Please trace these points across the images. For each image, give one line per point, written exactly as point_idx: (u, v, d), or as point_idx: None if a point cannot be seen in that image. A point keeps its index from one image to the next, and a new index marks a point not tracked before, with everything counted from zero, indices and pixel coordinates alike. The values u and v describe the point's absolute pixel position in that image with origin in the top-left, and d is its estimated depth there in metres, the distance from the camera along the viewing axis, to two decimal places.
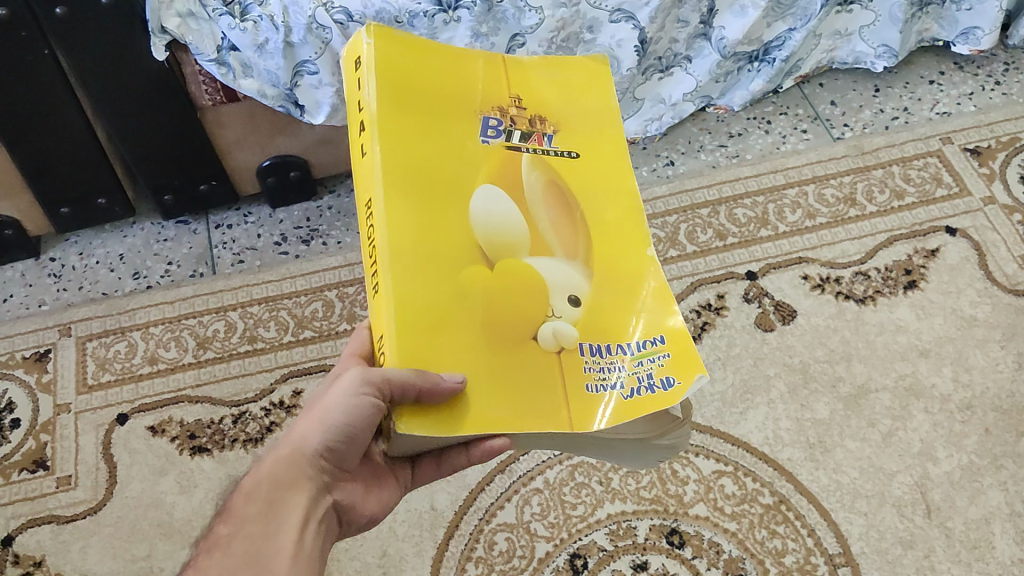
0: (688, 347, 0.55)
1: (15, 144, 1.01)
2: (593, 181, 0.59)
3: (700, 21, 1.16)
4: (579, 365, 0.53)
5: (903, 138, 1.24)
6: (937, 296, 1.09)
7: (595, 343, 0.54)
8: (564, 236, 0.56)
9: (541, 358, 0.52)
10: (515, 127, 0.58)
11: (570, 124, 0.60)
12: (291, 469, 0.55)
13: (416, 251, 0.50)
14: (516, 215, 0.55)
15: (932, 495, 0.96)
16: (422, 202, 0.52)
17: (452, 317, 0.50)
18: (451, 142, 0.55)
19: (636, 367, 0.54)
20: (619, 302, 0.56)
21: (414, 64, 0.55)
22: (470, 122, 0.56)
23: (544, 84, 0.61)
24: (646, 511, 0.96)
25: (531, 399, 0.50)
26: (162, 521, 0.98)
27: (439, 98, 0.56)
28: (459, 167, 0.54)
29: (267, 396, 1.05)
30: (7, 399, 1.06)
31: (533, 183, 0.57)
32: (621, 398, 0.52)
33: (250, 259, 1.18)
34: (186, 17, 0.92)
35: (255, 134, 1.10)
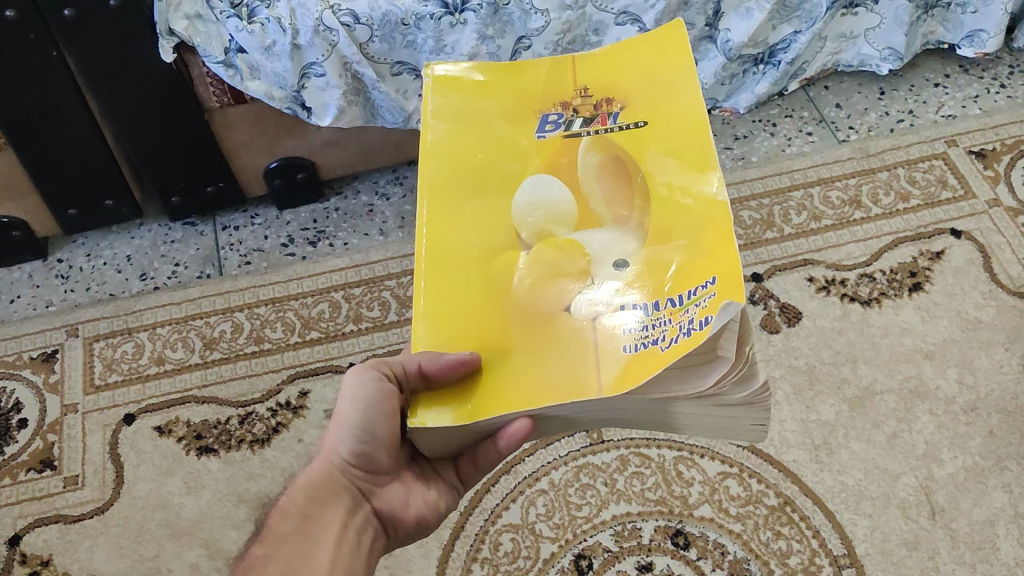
0: (734, 277, 0.47)
1: (23, 146, 1.01)
2: (659, 141, 0.58)
3: (705, 24, 1.17)
4: (619, 331, 0.51)
5: (908, 140, 1.24)
6: (942, 298, 1.09)
7: (644, 303, 0.52)
8: (617, 205, 0.57)
9: (577, 328, 0.53)
10: (577, 116, 0.62)
11: (639, 97, 0.61)
12: (320, 483, 0.57)
13: (450, 247, 0.58)
14: (564, 195, 0.58)
15: (937, 497, 0.96)
16: (462, 203, 0.60)
17: (480, 302, 0.56)
18: (502, 143, 0.62)
19: (681, 316, 0.49)
20: (683, 249, 0.52)
21: (474, 82, 0.64)
22: (528, 121, 0.62)
23: (611, 68, 0.63)
24: (651, 512, 0.96)
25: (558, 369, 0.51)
26: (169, 521, 0.98)
27: (496, 106, 0.63)
28: (506, 165, 0.61)
29: (274, 396, 1.06)
30: (15, 400, 1.07)
31: (589, 162, 0.59)
32: (657, 351, 0.48)
33: (256, 260, 1.18)
34: (193, 19, 0.94)
35: (262, 135, 1.10)
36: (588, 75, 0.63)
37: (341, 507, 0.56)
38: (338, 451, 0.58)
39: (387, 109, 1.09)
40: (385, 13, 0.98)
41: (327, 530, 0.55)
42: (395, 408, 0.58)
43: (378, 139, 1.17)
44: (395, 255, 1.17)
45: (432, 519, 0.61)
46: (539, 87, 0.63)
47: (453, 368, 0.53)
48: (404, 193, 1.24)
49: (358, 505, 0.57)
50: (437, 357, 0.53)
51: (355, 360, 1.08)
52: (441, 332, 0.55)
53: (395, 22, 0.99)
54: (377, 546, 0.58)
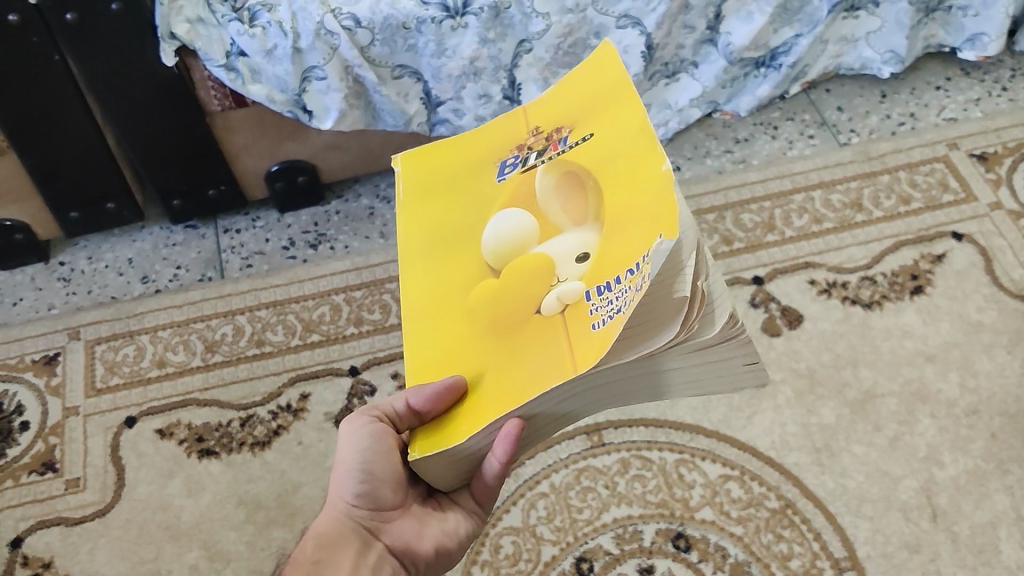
0: (668, 225, 0.45)
1: (24, 150, 1.02)
2: (602, 137, 0.56)
3: (707, 27, 1.17)
4: (584, 309, 0.51)
5: (910, 143, 1.24)
6: (943, 301, 1.09)
7: (603, 283, 0.50)
8: (579, 212, 0.55)
9: (547, 338, 0.52)
10: (531, 151, 0.60)
11: (582, 106, 0.58)
12: (330, 530, 0.56)
13: (433, 309, 0.58)
14: (529, 226, 0.57)
15: (939, 500, 0.96)
16: (441, 261, 0.60)
17: (461, 350, 0.56)
18: (468, 198, 0.61)
19: (633, 278, 0.47)
20: (627, 248, 0.49)
21: (434, 148, 0.64)
22: (490, 169, 0.62)
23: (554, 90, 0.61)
24: (652, 515, 0.96)
25: (532, 366, 0.51)
26: (170, 523, 0.98)
27: (457, 163, 0.63)
28: (475, 214, 0.60)
29: (275, 399, 1.06)
30: (17, 402, 1.07)
31: (547, 184, 0.57)
32: (613, 319, 0.47)
33: (258, 263, 1.18)
34: (195, 23, 0.94)
35: (263, 139, 1.10)
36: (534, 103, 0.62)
37: (354, 548, 0.56)
38: (343, 497, 0.58)
39: (389, 112, 1.09)
40: (387, 16, 0.99)
41: (343, 573, 0.54)
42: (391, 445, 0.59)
43: (379, 141, 1.17)
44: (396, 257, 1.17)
45: (445, 550, 0.61)
46: (491, 131, 0.62)
47: (439, 396, 0.54)
48: None
49: (371, 546, 0.57)
50: (421, 390, 0.54)
51: (356, 363, 1.08)
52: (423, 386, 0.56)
53: (396, 26, 1.00)
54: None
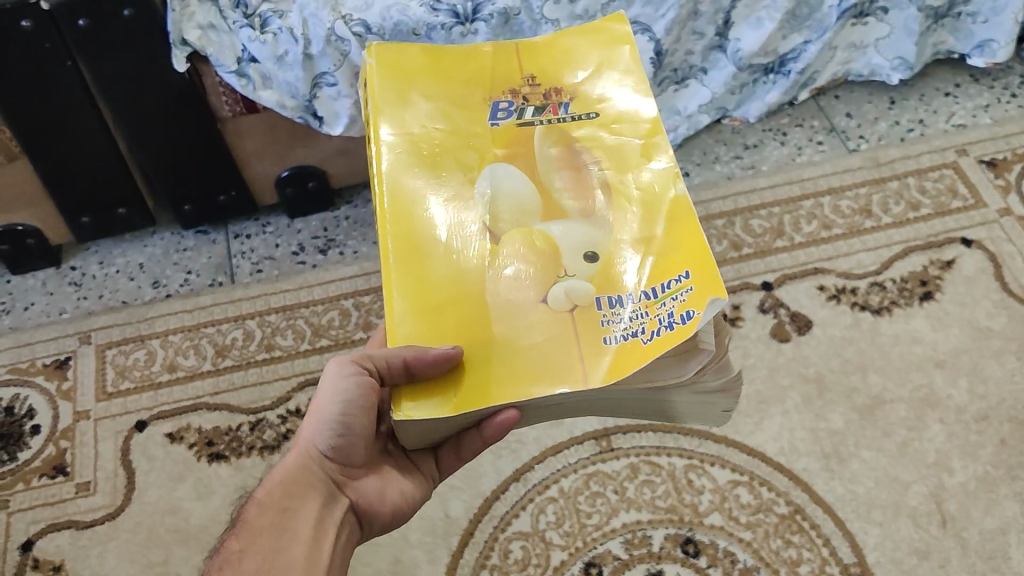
0: (711, 275, 0.53)
1: (37, 155, 1.02)
2: (611, 135, 0.63)
3: (716, 33, 1.18)
4: (597, 320, 0.54)
5: (919, 149, 1.24)
6: (953, 307, 1.09)
7: (612, 295, 0.55)
8: (580, 197, 0.60)
9: (551, 317, 0.55)
10: (528, 104, 0.65)
11: (587, 91, 0.66)
12: (299, 474, 0.58)
13: (419, 229, 0.59)
14: (526, 193, 0.60)
15: (948, 506, 0.95)
16: (423, 176, 0.61)
17: (445, 274, 0.57)
18: (457, 130, 0.64)
19: (658, 309, 0.53)
20: (643, 240, 0.57)
21: (420, 72, 0.66)
22: (480, 108, 0.65)
23: (557, 59, 0.68)
24: (661, 520, 0.96)
25: (537, 356, 0.54)
26: (179, 527, 0.98)
27: (442, 92, 0.66)
28: (466, 147, 0.63)
29: (284, 404, 1.06)
30: (28, 406, 1.07)
31: (548, 153, 0.63)
32: (640, 343, 0.52)
33: (268, 268, 1.19)
34: (206, 29, 0.95)
35: (275, 145, 1.11)
36: (529, 62, 0.68)
37: (320, 495, 0.58)
38: (316, 445, 0.59)
39: None
40: (397, 22, 0.99)
41: (310, 520, 0.57)
42: (372, 402, 0.59)
43: None
44: None
45: (402, 511, 0.63)
46: (485, 76, 0.67)
47: (438, 363, 0.53)
48: None
49: (336, 496, 0.59)
50: (423, 353, 0.53)
51: None
52: (422, 316, 0.56)
53: (406, 32, 1.00)
54: (352, 538, 0.60)
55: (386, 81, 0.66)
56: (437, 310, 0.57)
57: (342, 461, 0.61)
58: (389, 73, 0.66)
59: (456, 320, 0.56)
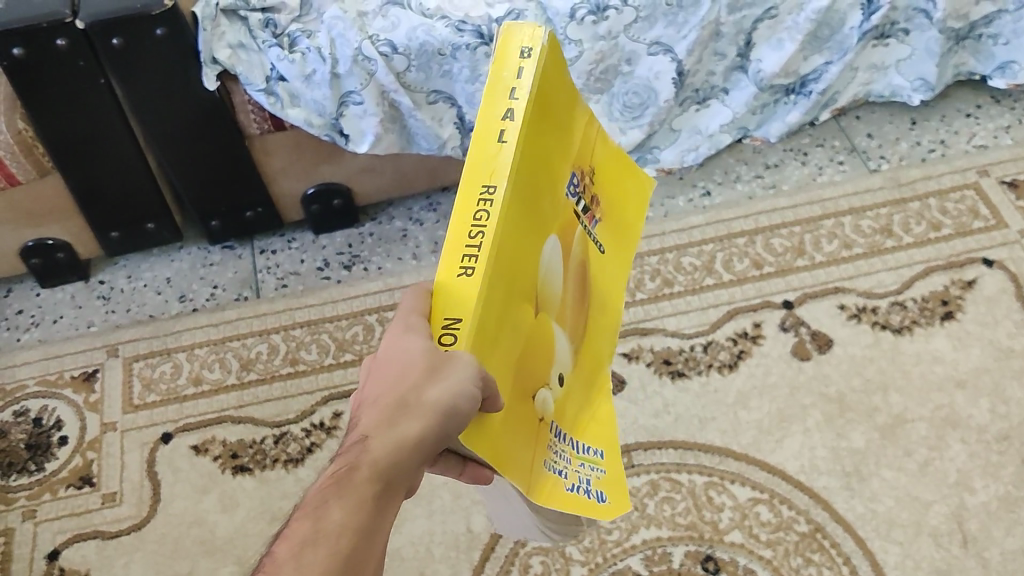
0: (618, 476, 0.46)
1: (69, 171, 1.04)
2: (613, 276, 0.47)
3: (737, 54, 1.19)
4: (546, 441, 0.42)
5: (940, 170, 1.25)
6: (974, 327, 1.09)
7: (558, 427, 0.43)
8: (575, 315, 0.44)
9: (531, 422, 0.40)
10: (583, 198, 0.44)
11: (618, 220, 0.47)
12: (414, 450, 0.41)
13: (492, 295, 0.36)
14: (560, 276, 0.42)
15: (969, 526, 0.95)
16: (509, 243, 0.37)
17: (489, 354, 0.37)
18: (553, 180, 0.40)
19: (577, 468, 0.44)
20: (579, 404, 0.46)
21: (555, 97, 0.39)
22: (566, 168, 0.42)
23: (617, 168, 0.47)
24: (681, 537, 0.97)
25: (514, 438, 0.38)
26: (204, 538, 0.99)
27: (550, 133, 0.39)
28: (547, 209, 0.40)
29: (308, 417, 1.07)
30: (56, 417, 1.09)
31: (576, 254, 0.43)
32: (563, 487, 0.42)
33: (293, 283, 1.20)
34: (236, 49, 0.98)
35: (301, 162, 1.13)
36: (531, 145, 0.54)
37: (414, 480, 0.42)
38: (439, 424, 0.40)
39: (423, 136, 1.10)
40: (422, 43, 1.02)
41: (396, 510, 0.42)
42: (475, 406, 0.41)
43: (414, 165, 1.18)
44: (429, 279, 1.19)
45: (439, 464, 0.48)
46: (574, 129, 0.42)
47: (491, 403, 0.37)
48: (438, 218, 1.26)
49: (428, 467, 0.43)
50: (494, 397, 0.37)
51: None
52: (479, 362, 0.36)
53: (432, 52, 1.03)
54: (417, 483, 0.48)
55: (547, 64, 0.37)
56: (487, 355, 0.37)
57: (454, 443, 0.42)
58: (552, 67, 0.38)
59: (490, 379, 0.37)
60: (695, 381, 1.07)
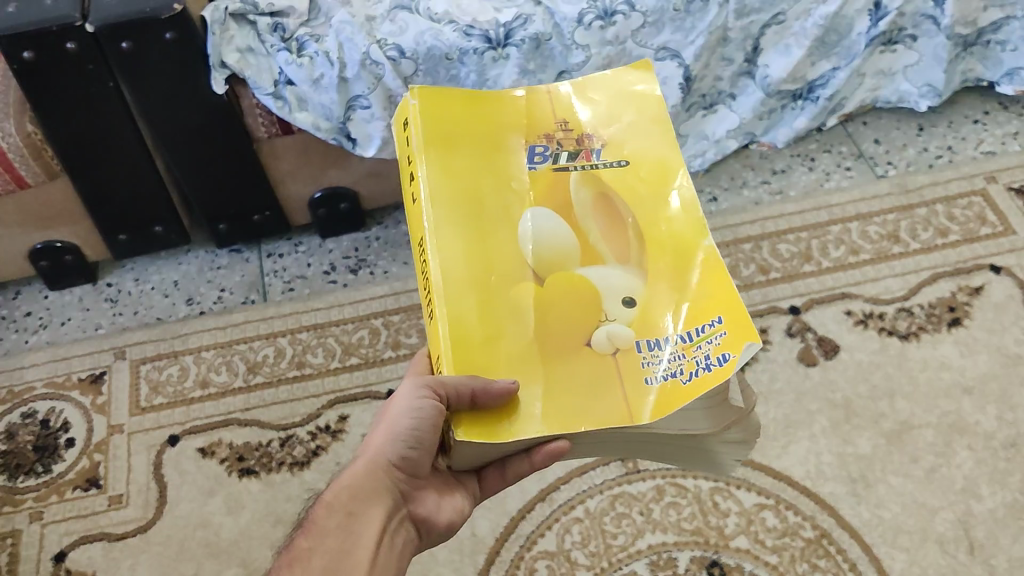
0: (742, 314, 0.51)
1: (77, 174, 1.05)
2: (644, 182, 0.58)
3: (745, 60, 1.19)
4: (637, 362, 0.52)
5: (947, 176, 1.24)
6: (981, 334, 1.09)
7: (651, 338, 0.53)
8: (615, 244, 0.56)
9: (594, 363, 0.52)
10: (563, 149, 0.60)
11: (619, 136, 0.61)
12: (368, 483, 0.56)
13: (462, 283, 0.54)
14: (566, 233, 0.57)
15: (976, 533, 0.95)
16: (460, 240, 0.55)
17: (494, 331, 0.53)
18: (502, 172, 0.59)
19: (696, 351, 0.51)
20: (676, 291, 0.54)
21: (455, 125, 0.60)
22: (516, 153, 0.60)
23: (591, 104, 0.62)
24: (687, 542, 0.96)
25: (579, 393, 0.51)
26: (210, 541, 1.00)
27: (471, 148, 0.59)
28: (505, 195, 0.58)
29: (315, 420, 1.08)
30: (63, 419, 1.09)
31: (583, 199, 0.58)
32: (678, 383, 0.50)
33: (300, 287, 1.20)
34: (244, 53, 0.98)
35: (308, 166, 1.13)
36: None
37: (381, 510, 0.55)
38: (386, 453, 0.56)
39: None
40: (430, 47, 1.02)
41: (373, 531, 0.54)
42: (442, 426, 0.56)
43: None
44: None
45: (457, 528, 0.61)
46: (511, 128, 0.61)
47: (502, 394, 0.50)
48: None
49: (396, 506, 0.57)
50: (490, 383, 0.50)
51: (395, 386, 1.10)
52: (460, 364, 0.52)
53: (440, 56, 1.03)
54: (409, 552, 0.57)
55: (429, 120, 0.59)
56: (487, 363, 0.52)
57: (408, 471, 0.58)
58: (429, 116, 0.59)
59: (511, 358, 0.53)
60: None
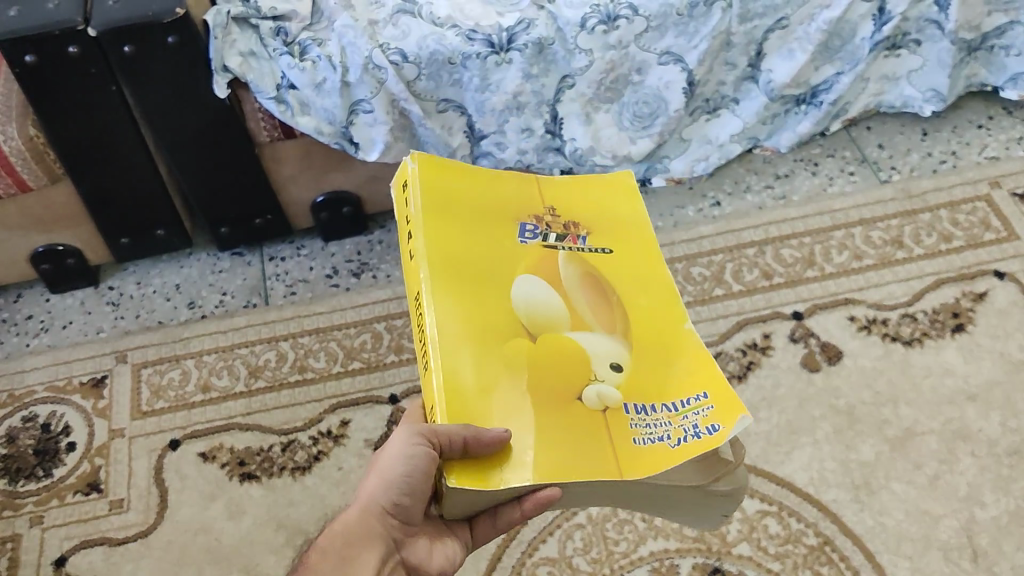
0: (728, 397, 0.54)
1: (79, 176, 1.04)
2: (626, 271, 0.60)
3: (748, 64, 1.19)
4: (624, 422, 0.53)
5: (951, 182, 1.24)
6: (985, 339, 1.09)
7: (639, 402, 0.54)
8: (601, 316, 0.57)
9: (584, 421, 0.52)
10: (551, 230, 0.61)
11: (601, 227, 0.63)
12: (360, 529, 0.55)
13: (459, 338, 0.53)
14: (557, 298, 0.57)
15: (979, 540, 0.95)
16: (455, 297, 0.54)
17: (484, 385, 0.52)
18: (494, 240, 0.59)
19: (682, 420, 0.53)
20: (660, 367, 0.56)
21: (451, 198, 0.60)
22: (508, 226, 0.60)
23: (577, 195, 0.64)
24: (689, 549, 0.96)
25: (570, 447, 0.51)
26: (210, 546, 0.99)
27: (466, 217, 0.59)
28: (498, 260, 0.58)
29: (316, 425, 1.07)
30: (64, 423, 1.09)
31: (571, 272, 0.59)
32: (667, 446, 0.51)
33: (302, 291, 1.20)
34: (247, 57, 0.98)
35: (310, 169, 1.13)
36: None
37: (374, 556, 0.54)
38: (377, 499, 0.56)
39: (432, 145, 1.11)
40: (433, 51, 1.02)
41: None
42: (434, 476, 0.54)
43: None
44: None
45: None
46: (501, 205, 0.62)
47: (494, 442, 0.49)
48: None
49: (388, 552, 0.56)
50: (482, 430, 0.49)
51: (396, 391, 1.09)
52: (458, 412, 0.50)
53: (442, 61, 1.03)
54: None
55: (426, 190, 0.59)
56: (480, 412, 0.51)
57: (401, 518, 0.57)
58: (428, 188, 0.59)
59: (505, 410, 0.52)
60: None
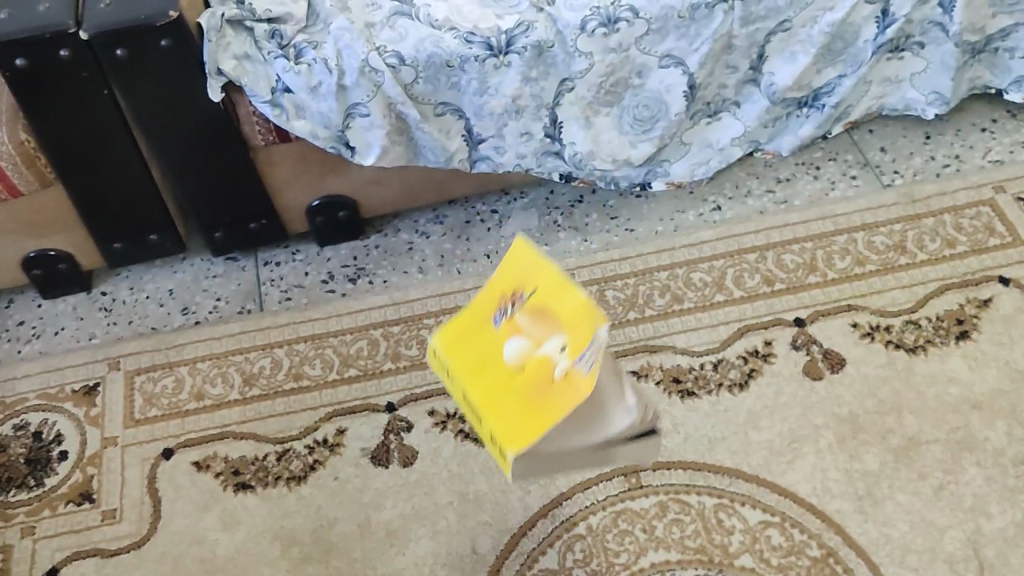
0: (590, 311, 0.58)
1: (71, 181, 1.03)
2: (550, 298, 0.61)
3: (749, 67, 1.17)
4: (575, 377, 0.57)
5: (955, 186, 1.23)
6: (991, 347, 1.07)
7: (581, 353, 0.57)
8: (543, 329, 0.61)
9: (558, 395, 0.57)
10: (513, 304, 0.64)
11: (525, 275, 0.64)
12: None
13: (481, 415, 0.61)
14: (519, 351, 0.61)
15: (985, 552, 0.93)
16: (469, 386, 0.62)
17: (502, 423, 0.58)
18: (483, 361, 0.63)
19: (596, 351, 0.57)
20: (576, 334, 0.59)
21: (454, 342, 0.65)
22: (488, 328, 0.64)
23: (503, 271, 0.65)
24: (690, 561, 0.95)
25: (548, 409, 0.57)
26: (204, 557, 0.98)
27: (466, 353, 0.64)
28: (490, 356, 0.63)
29: (312, 434, 1.06)
30: (56, 431, 1.07)
31: (527, 322, 0.62)
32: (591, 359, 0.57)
33: (297, 296, 1.18)
34: (241, 60, 0.97)
35: (305, 174, 1.11)
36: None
37: None
38: None
39: (430, 149, 1.09)
40: (430, 55, 1.00)
41: None
42: None
43: (421, 178, 1.17)
44: (435, 292, 1.17)
45: None
46: (477, 329, 0.65)
47: None
48: (446, 231, 1.24)
49: None
50: None
51: (394, 399, 1.08)
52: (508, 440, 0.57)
53: (440, 64, 1.01)
54: None
55: (451, 347, 0.65)
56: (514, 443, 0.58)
57: None
58: (451, 348, 0.65)
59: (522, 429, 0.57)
60: (705, 401, 1.05)
